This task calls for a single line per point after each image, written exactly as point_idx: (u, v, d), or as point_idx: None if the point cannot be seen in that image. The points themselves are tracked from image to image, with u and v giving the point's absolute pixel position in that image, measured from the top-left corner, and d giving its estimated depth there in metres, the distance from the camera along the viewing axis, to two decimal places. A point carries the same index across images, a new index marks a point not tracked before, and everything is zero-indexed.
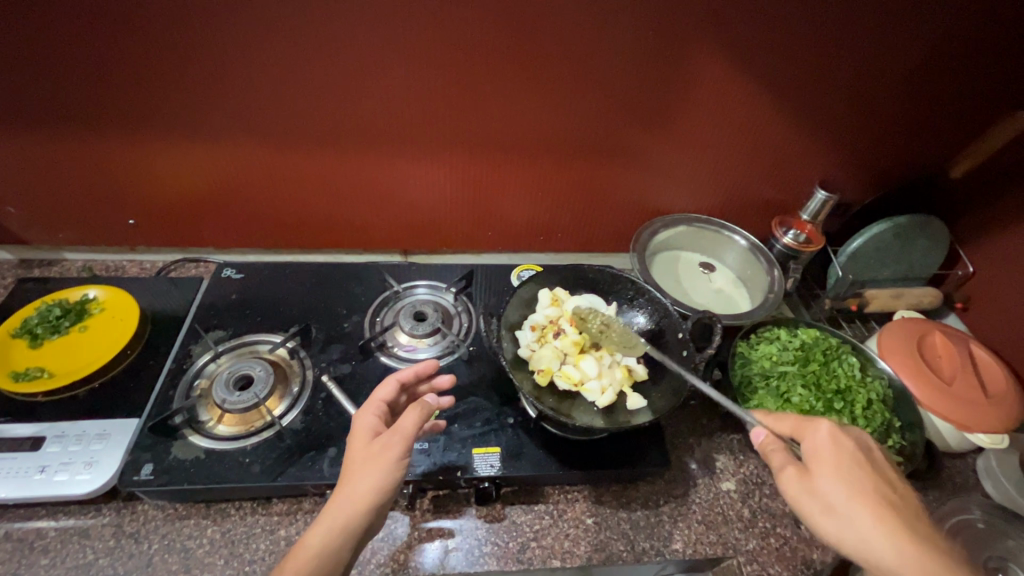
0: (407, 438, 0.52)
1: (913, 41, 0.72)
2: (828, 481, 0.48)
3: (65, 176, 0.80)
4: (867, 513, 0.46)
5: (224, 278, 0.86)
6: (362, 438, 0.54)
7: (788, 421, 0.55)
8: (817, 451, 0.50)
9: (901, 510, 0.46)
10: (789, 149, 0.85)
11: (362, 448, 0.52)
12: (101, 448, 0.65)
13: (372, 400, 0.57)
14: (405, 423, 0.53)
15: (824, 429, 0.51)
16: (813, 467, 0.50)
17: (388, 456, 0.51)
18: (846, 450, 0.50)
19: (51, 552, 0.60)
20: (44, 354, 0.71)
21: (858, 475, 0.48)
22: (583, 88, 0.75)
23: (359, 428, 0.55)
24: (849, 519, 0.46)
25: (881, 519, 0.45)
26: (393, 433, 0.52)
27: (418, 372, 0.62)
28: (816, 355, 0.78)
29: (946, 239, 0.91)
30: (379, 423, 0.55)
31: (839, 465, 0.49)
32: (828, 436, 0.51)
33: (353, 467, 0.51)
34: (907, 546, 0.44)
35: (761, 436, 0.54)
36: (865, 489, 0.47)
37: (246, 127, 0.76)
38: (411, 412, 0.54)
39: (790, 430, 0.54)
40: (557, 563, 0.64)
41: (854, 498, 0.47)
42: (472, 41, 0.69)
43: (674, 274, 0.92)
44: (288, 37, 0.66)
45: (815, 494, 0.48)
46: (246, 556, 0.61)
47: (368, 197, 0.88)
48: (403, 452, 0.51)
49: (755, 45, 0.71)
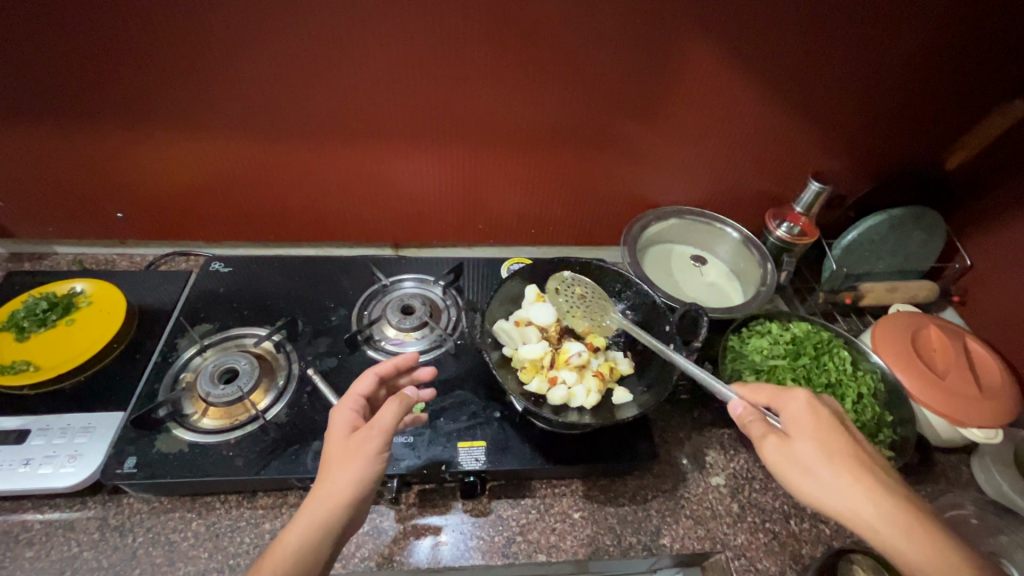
0: (386, 431, 0.52)
1: (908, 30, 0.71)
2: (808, 444, 0.49)
3: (52, 170, 0.80)
4: (845, 472, 0.47)
5: (212, 271, 0.85)
6: (339, 433, 0.53)
7: (765, 392, 0.55)
8: (794, 418, 0.51)
9: (877, 469, 0.48)
10: (782, 140, 0.84)
11: (339, 443, 0.52)
12: (85, 441, 0.64)
13: (350, 394, 0.57)
14: (383, 417, 0.52)
15: (799, 398, 0.52)
16: (794, 434, 0.50)
17: (367, 449, 0.50)
18: (823, 416, 0.51)
19: (36, 545, 0.60)
20: (29, 347, 0.71)
21: (837, 438, 0.49)
22: (570, 80, 0.74)
23: (337, 422, 0.54)
24: (829, 479, 0.47)
25: (862, 478, 0.47)
26: (370, 427, 0.52)
27: (397, 364, 0.61)
28: (807, 350, 0.77)
29: (942, 232, 0.89)
30: (357, 418, 0.55)
31: (820, 428, 0.50)
32: (807, 403, 0.52)
33: (331, 461, 0.51)
34: (886, 503, 0.45)
35: (738, 409, 0.53)
36: (844, 450, 0.48)
37: (231, 119, 0.76)
38: (388, 406, 0.53)
39: (767, 401, 0.55)
40: (542, 557, 0.64)
41: (832, 458, 0.48)
42: (457, 31, 0.68)
43: (666, 267, 0.91)
44: (269, 27, 0.65)
45: (797, 458, 0.48)
46: (230, 549, 0.61)
47: (356, 190, 0.88)
48: (381, 446, 0.51)
49: (746, 34, 0.70)
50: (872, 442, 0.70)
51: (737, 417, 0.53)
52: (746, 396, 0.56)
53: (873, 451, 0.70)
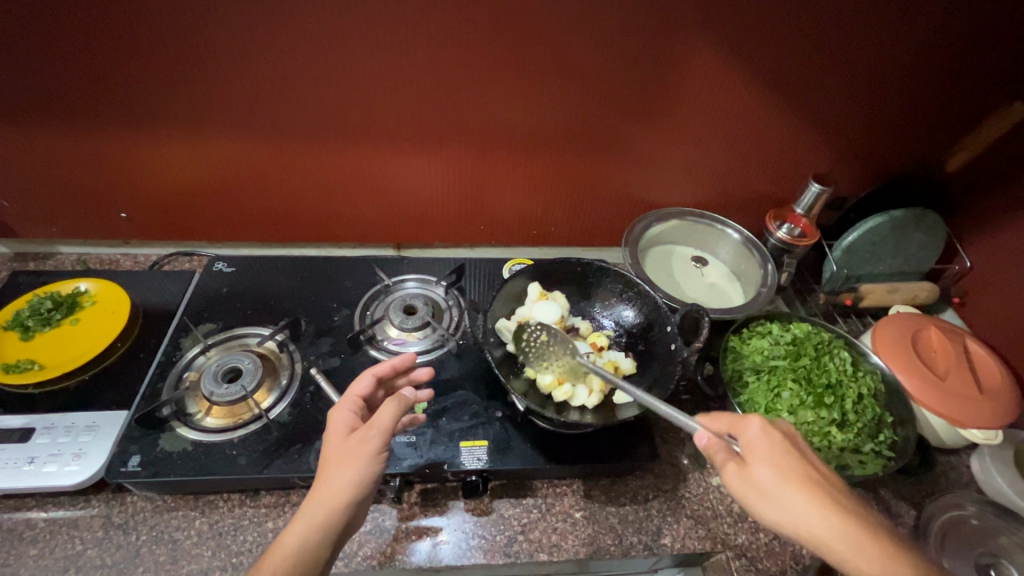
0: (385, 431, 0.52)
1: (908, 33, 0.71)
2: (767, 472, 0.47)
3: (57, 170, 0.81)
4: (812, 499, 0.46)
5: (215, 271, 0.86)
6: (338, 433, 0.53)
7: (722, 419, 0.53)
8: (754, 445, 0.50)
9: (837, 494, 0.47)
10: (783, 142, 0.84)
11: (338, 444, 0.52)
12: (89, 439, 0.65)
13: (348, 395, 0.57)
14: (382, 418, 0.52)
15: (754, 424, 0.51)
16: (751, 462, 0.49)
17: (366, 449, 0.51)
18: (779, 441, 0.50)
19: (40, 542, 0.60)
20: (34, 346, 0.71)
21: (794, 463, 0.48)
22: (572, 82, 0.74)
23: (335, 423, 0.54)
24: (790, 506, 0.46)
25: (822, 503, 0.45)
26: (369, 428, 0.52)
27: (395, 365, 0.61)
28: (808, 350, 0.77)
29: (943, 233, 0.90)
30: (355, 419, 0.55)
31: (776, 453, 0.48)
32: (762, 430, 0.50)
33: (331, 462, 0.51)
34: (847, 529, 0.44)
35: (703, 440, 0.50)
36: (807, 476, 0.47)
37: (235, 121, 0.76)
38: (387, 407, 0.53)
39: (727, 427, 0.53)
40: (544, 556, 0.64)
41: (791, 484, 0.46)
42: (460, 33, 0.68)
43: (667, 268, 0.92)
44: (275, 29, 0.66)
45: (757, 487, 0.47)
46: (233, 548, 0.61)
47: (358, 191, 0.88)
48: (381, 447, 0.51)
49: (747, 37, 0.70)
50: (873, 443, 0.70)
51: (702, 448, 0.50)
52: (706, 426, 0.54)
53: (874, 452, 0.69)
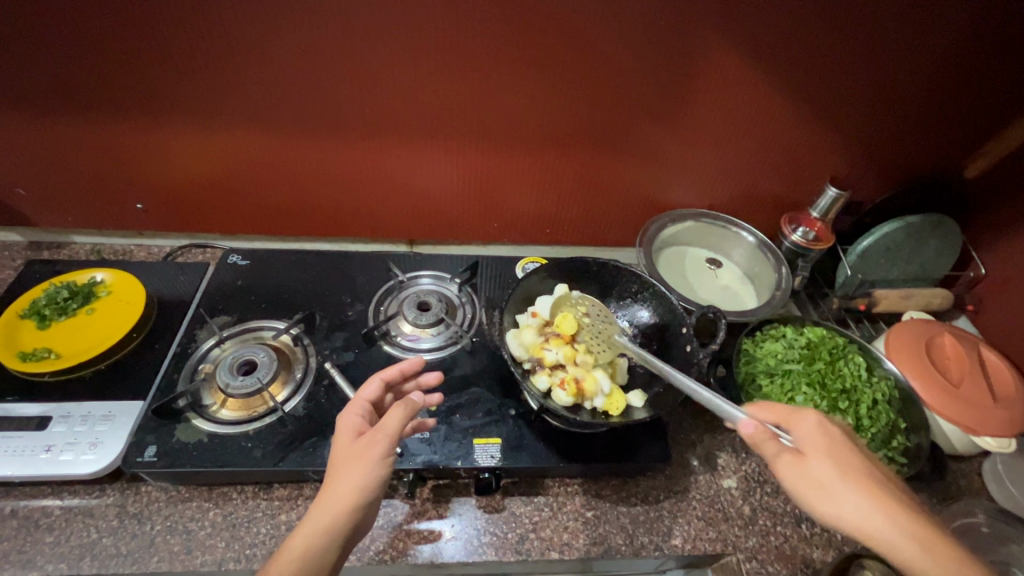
0: (392, 436, 0.52)
1: (929, 38, 0.71)
2: (828, 469, 0.46)
3: (74, 161, 0.81)
4: (864, 496, 0.45)
5: (230, 263, 0.86)
6: (345, 437, 0.53)
7: (773, 409, 0.52)
8: (806, 439, 0.49)
9: (898, 494, 0.46)
10: (799, 145, 0.84)
11: (345, 447, 0.52)
12: (106, 429, 0.65)
13: (356, 399, 0.57)
14: (390, 422, 0.52)
15: (807, 417, 0.50)
16: (807, 455, 0.47)
17: (372, 454, 0.50)
18: (835, 435, 0.49)
19: (56, 530, 0.61)
20: (51, 336, 0.72)
21: (854, 460, 0.47)
22: (591, 81, 0.74)
23: (342, 427, 0.54)
24: (855, 504, 0.44)
25: (887, 501, 0.45)
26: (377, 431, 0.52)
27: (403, 369, 0.61)
28: (823, 354, 0.77)
29: (958, 240, 0.89)
30: (363, 422, 0.55)
31: (832, 453, 0.47)
32: (817, 423, 0.49)
33: (338, 466, 0.51)
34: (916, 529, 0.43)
35: (749, 428, 0.49)
36: (860, 473, 0.46)
37: (253, 114, 0.76)
38: (394, 411, 0.53)
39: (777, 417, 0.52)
40: (555, 555, 0.64)
41: (852, 481, 0.45)
42: (480, 29, 0.68)
43: (681, 270, 0.92)
44: (295, 24, 0.66)
45: (816, 485, 0.46)
46: (247, 539, 0.62)
47: (373, 186, 0.88)
48: (388, 450, 0.51)
49: (769, 38, 0.70)
50: (886, 449, 0.70)
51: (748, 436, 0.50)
52: (754, 412, 0.53)
53: (887, 458, 0.70)
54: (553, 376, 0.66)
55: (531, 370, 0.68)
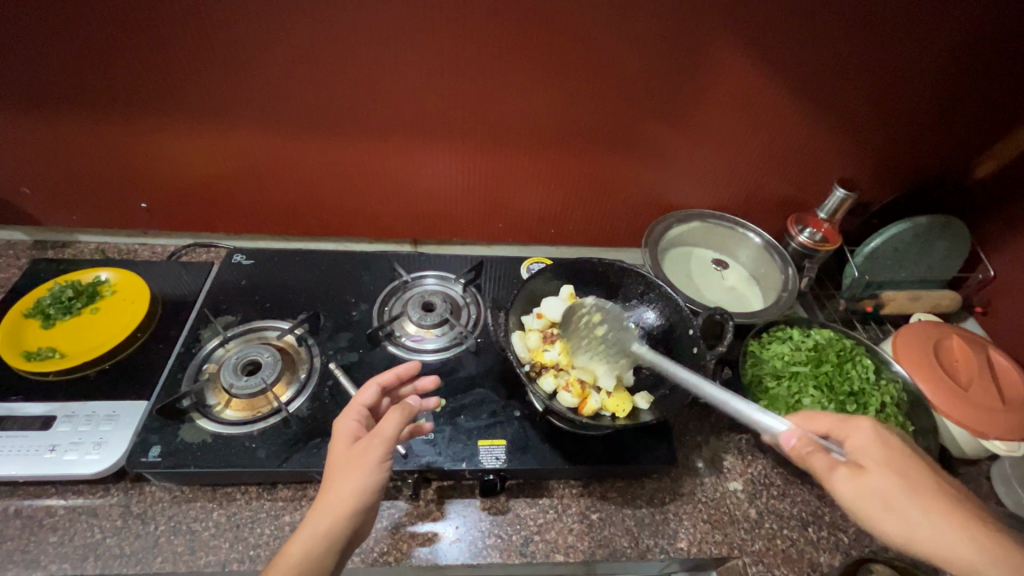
0: (389, 441, 0.51)
1: (940, 38, 0.70)
2: (887, 481, 0.46)
3: (79, 160, 0.81)
4: (924, 508, 0.45)
5: (234, 263, 0.86)
6: (342, 442, 0.53)
7: (826, 421, 0.52)
8: (863, 449, 0.49)
9: (959, 502, 0.46)
10: (807, 146, 0.84)
11: (341, 453, 0.52)
12: (110, 429, 0.65)
13: (353, 404, 0.57)
14: (386, 427, 0.52)
15: (863, 426, 0.50)
16: (863, 466, 0.48)
17: (368, 459, 0.50)
18: (892, 444, 0.49)
19: (60, 530, 0.61)
20: (56, 335, 0.72)
21: (913, 470, 0.47)
22: (597, 81, 0.74)
23: (338, 433, 0.54)
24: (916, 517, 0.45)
25: (947, 511, 0.45)
26: (372, 436, 0.51)
27: (399, 373, 0.61)
28: (830, 356, 0.76)
29: (967, 241, 0.89)
30: (360, 427, 0.55)
31: (888, 462, 0.47)
32: (872, 432, 0.49)
33: (334, 471, 0.51)
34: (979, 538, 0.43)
35: (791, 441, 0.51)
36: (918, 483, 0.46)
37: (258, 114, 0.76)
38: (391, 416, 0.53)
39: (827, 428, 0.52)
40: (560, 557, 0.64)
41: (911, 492, 0.46)
42: (486, 29, 0.68)
43: (687, 271, 0.91)
44: (301, 24, 0.66)
45: (874, 495, 0.46)
46: (250, 540, 0.62)
47: (378, 186, 0.88)
48: (384, 455, 0.51)
49: (777, 38, 0.69)
50: None
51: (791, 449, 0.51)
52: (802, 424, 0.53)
53: None
54: (560, 378, 0.67)
55: (536, 369, 0.68)
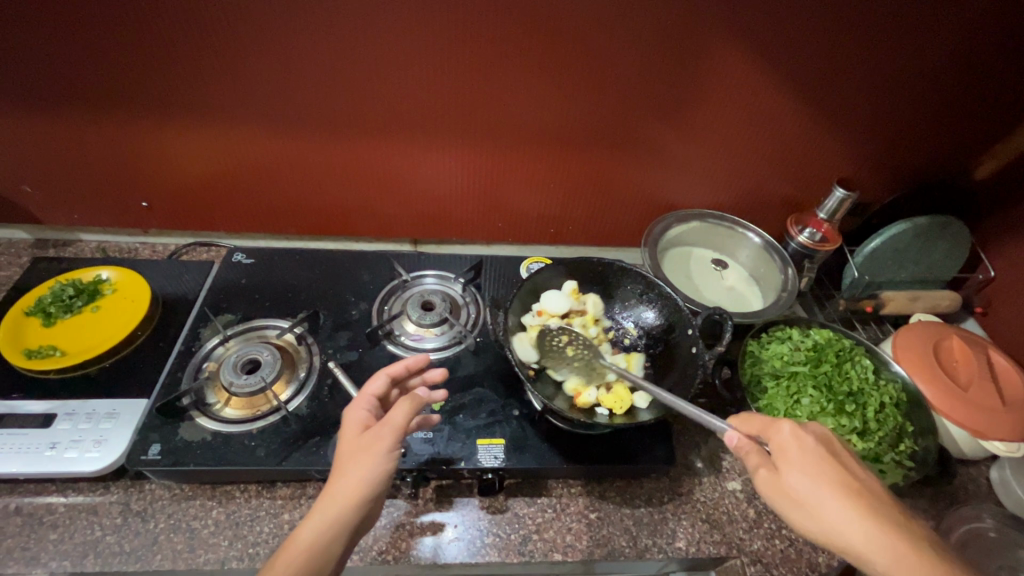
0: (398, 430, 0.52)
1: (940, 37, 0.70)
2: (798, 479, 0.46)
3: (80, 158, 0.81)
4: (843, 509, 0.44)
5: (234, 262, 0.86)
6: (352, 431, 0.53)
7: (755, 422, 0.52)
8: (783, 450, 0.48)
9: (877, 502, 0.45)
10: (807, 146, 0.84)
11: (351, 441, 0.52)
12: (110, 427, 0.65)
13: (363, 394, 0.57)
14: (395, 416, 0.52)
15: (782, 426, 0.50)
16: (782, 466, 0.48)
17: (378, 447, 0.50)
18: (815, 447, 0.48)
19: (60, 527, 0.61)
20: (57, 333, 0.72)
21: (830, 469, 0.46)
22: (597, 80, 0.74)
23: (349, 423, 0.54)
24: (823, 514, 0.44)
25: (859, 509, 0.44)
26: (384, 424, 0.52)
27: (409, 365, 0.61)
28: (830, 356, 0.76)
29: (967, 241, 0.89)
30: (369, 417, 0.55)
31: (810, 462, 0.47)
32: (792, 434, 0.49)
33: (344, 460, 0.51)
34: (885, 537, 0.42)
35: (733, 439, 0.52)
36: (838, 484, 0.45)
37: (258, 113, 0.76)
38: (401, 405, 0.53)
39: (759, 429, 0.52)
40: (558, 556, 0.64)
41: (825, 491, 0.45)
42: (486, 28, 0.68)
43: (686, 271, 0.91)
44: (301, 23, 0.66)
45: (791, 494, 0.46)
46: (250, 538, 0.62)
47: (378, 185, 0.88)
48: (393, 444, 0.51)
49: (778, 37, 0.69)
50: (893, 453, 0.70)
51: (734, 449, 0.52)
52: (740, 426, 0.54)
53: (893, 462, 0.70)
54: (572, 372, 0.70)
55: (547, 364, 0.71)
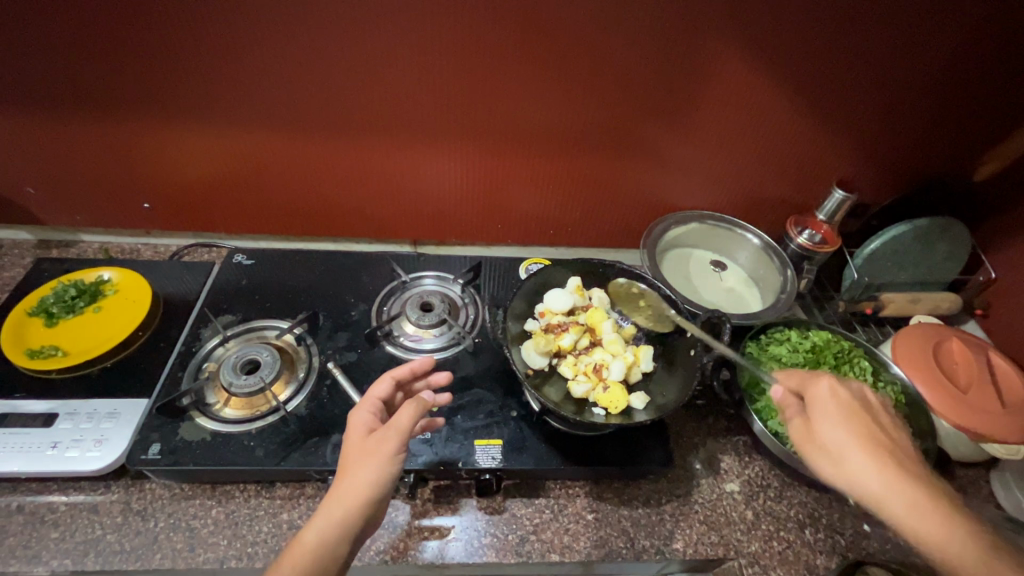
0: (403, 433, 0.52)
1: (939, 38, 0.70)
2: (826, 427, 0.52)
3: (82, 160, 0.82)
4: (866, 458, 0.49)
5: (234, 263, 0.87)
6: (356, 434, 0.53)
7: (795, 376, 0.58)
8: (820, 403, 0.54)
9: (898, 453, 0.50)
10: (806, 148, 0.84)
11: (356, 444, 0.52)
12: (111, 426, 0.66)
13: (368, 397, 0.57)
14: (401, 419, 0.52)
15: (821, 381, 0.56)
16: (815, 417, 0.54)
17: (382, 451, 0.50)
18: (849, 403, 0.53)
19: (61, 526, 0.61)
20: (59, 333, 0.73)
21: (859, 423, 0.52)
22: (595, 82, 0.74)
23: (354, 426, 0.54)
24: (843, 457, 0.50)
25: (881, 459, 0.49)
26: (388, 427, 0.52)
27: (414, 368, 0.62)
28: (828, 358, 0.77)
29: (967, 243, 0.88)
30: (374, 420, 0.55)
31: (842, 416, 0.52)
32: (831, 391, 0.54)
33: (349, 463, 0.51)
34: (899, 480, 0.48)
35: (778, 393, 0.57)
36: (867, 437, 0.51)
37: (258, 115, 0.77)
38: (405, 409, 0.53)
39: (798, 384, 0.58)
40: (556, 557, 0.64)
41: (851, 441, 0.51)
42: (484, 30, 0.68)
43: (685, 272, 0.91)
44: (299, 25, 0.66)
45: (819, 442, 0.52)
46: (249, 538, 0.62)
47: (378, 187, 0.88)
48: (398, 447, 0.51)
49: (777, 39, 0.69)
50: None
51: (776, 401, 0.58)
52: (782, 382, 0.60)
53: None
54: (579, 365, 0.69)
55: (558, 361, 0.71)
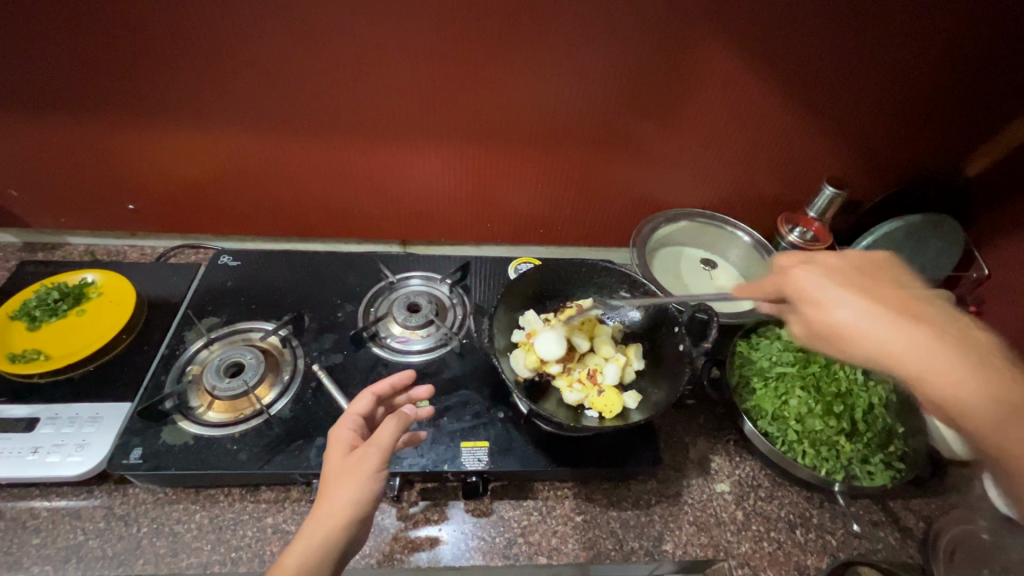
0: (385, 448, 0.51)
1: (929, 32, 0.69)
2: (818, 314, 0.50)
3: (66, 161, 0.81)
4: (862, 331, 0.47)
5: (220, 264, 0.86)
6: (337, 452, 0.52)
7: (769, 281, 0.55)
8: (799, 293, 0.52)
9: (903, 314, 0.47)
10: (797, 144, 0.83)
11: (337, 462, 0.51)
12: (93, 430, 0.65)
13: (349, 413, 0.56)
14: (382, 435, 0.52)
15: (793, 265, 0.53)
16: (803, 306, 0.51)
17: (365, 468, 0.49)
18: (828, 281, 0.50)
19: (43, 532, 0.61)
20: (42, 336, 0.72)
21: (849, 297, 0.49)
22: (582, 79, 0.73)
23: (335, 442, 0.53)
24: (845, 336, 0.48)
25: (880, 327, 0.47)
26: (369, 444, 0.51)
27: (394, 383, 0.61)
28: (818, 356, 0.75)
29: (960, 239, 0.87)
30: (356, 437, 0.54)
31: (827, 296, 0.50)
32: (805, 278, 0.51)
33: (330, 481, 0.50)
34: (919, 334, 0.46)
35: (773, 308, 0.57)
36: (860, 310, 0.48)
37: (241, 115, 0.76)
38: (388, 424, 0.53)
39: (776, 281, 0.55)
40: (544, 559, 0.63)
41: (843, 319, 0.48)
42: (468, 28, 0.67)
43: (676, 271, 0.91)
44: (280, 25, 0.66)
45: (819, 330, 0.50)
46: (233, 542, 0.62)
47: (364, 186, 0.87)
48: (381, 463, 0.50)
49: (765, 34, 0.68)
50: (882, 453, 0.69)
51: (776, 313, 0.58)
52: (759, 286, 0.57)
53: (884, 464, 0.68)
54: (573, 375, 0.69)
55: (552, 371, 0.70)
